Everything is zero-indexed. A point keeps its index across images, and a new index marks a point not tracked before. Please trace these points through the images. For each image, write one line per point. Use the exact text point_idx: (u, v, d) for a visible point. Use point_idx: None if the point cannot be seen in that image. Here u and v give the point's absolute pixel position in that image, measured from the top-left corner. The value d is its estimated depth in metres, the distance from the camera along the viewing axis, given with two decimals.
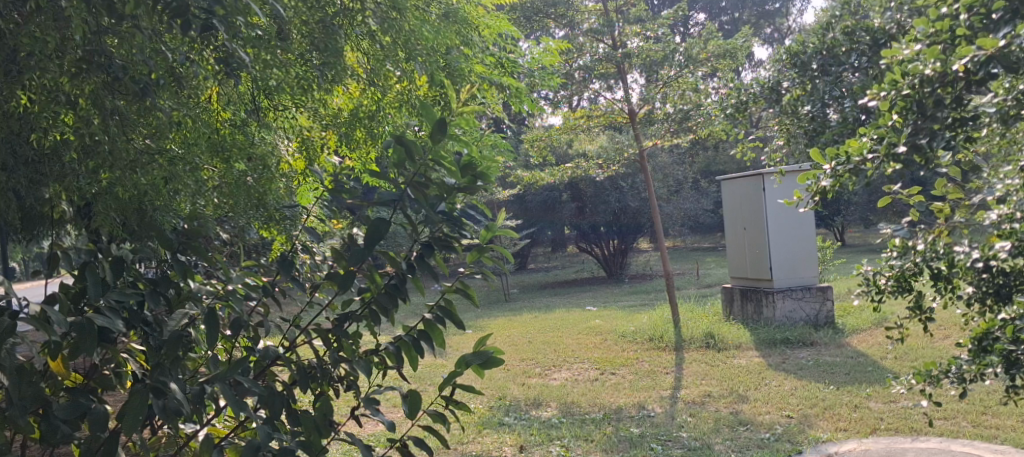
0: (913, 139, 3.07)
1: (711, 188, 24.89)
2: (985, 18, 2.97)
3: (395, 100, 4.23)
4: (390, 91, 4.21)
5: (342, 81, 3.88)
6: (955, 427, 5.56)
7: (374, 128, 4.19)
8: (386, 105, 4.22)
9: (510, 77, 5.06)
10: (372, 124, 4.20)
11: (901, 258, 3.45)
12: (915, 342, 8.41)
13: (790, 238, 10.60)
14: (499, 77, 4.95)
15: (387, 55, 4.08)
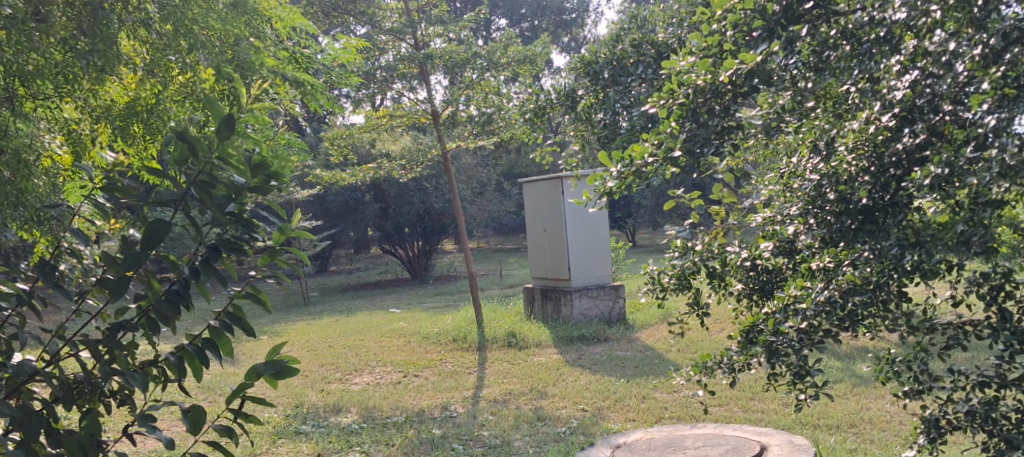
0: (688, 144, 3.38)
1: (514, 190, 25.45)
2: (747, 35, 3.34)
3: (177, 93, 4.20)
4: (172, 84, 4.18)
5: (111, 73, 3.87)
6: (728, 413, 5.97)
7: (152, 122, 4.13)
8: (167, 98, 4.20)
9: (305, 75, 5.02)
10: (150, 118, 4.14)
11: (682, 257, 3.72)
12: (695, 335, 8.99)
13: (586, 239, 11.04)
14: (292, 73, 4.89)
15: (167, 44, 4.08)
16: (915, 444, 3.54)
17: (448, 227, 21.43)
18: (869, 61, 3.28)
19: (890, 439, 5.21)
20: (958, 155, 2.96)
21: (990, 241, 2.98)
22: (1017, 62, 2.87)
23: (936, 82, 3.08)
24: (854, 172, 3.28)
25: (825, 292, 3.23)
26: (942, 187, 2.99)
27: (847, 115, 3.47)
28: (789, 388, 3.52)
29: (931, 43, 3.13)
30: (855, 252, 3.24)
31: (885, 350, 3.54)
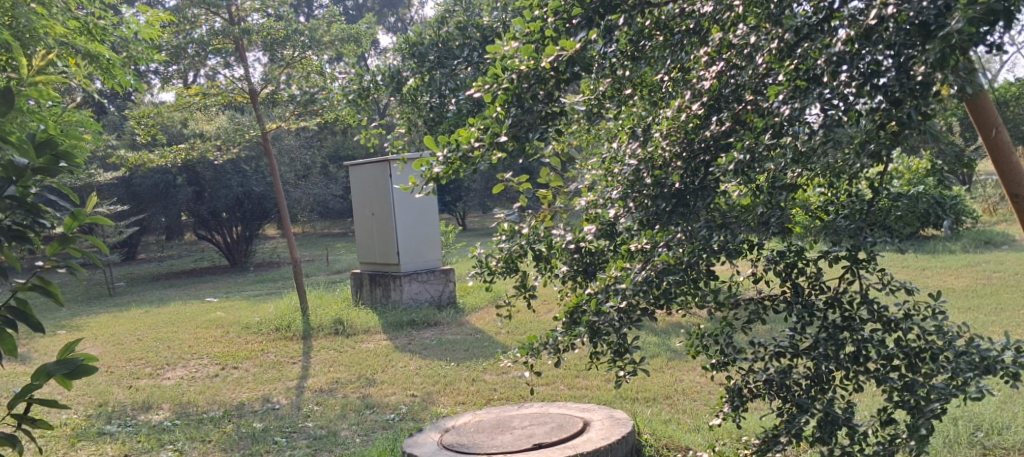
0: (514, 130, 3.40)
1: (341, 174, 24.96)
2: (566, 22, 3.46)
3: None
4: None
5: None
6: (554, 391, 6.10)
7: None
8: None
9: (98, 47, 5.63)
10: None
11: (510, 241, 3.77)
12: (523, 317, 9.14)
13: (416, 223, 10.99)
14: (85, 45, 5.52)
15: None
16: (720, 412, 3.76)
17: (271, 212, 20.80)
18: (680, 51, 3.52)
19: (700, 408, 5.47)
20: (757, 142, 3.19)
21: (785, 222, 3.27)
22: (806, 56, 3.06)
23: (738, 72, 3.32)
24: (668, 158, 3.45)
25: (642, 273, 3.34)
26: (744, 172, 3.22)
27: (662, 102, 3.68)
28: (610, 366, 3.65)
29: (735, 36, 3.34)
30: (669, 234, 3.41)
31: (695, 325, 3.67)
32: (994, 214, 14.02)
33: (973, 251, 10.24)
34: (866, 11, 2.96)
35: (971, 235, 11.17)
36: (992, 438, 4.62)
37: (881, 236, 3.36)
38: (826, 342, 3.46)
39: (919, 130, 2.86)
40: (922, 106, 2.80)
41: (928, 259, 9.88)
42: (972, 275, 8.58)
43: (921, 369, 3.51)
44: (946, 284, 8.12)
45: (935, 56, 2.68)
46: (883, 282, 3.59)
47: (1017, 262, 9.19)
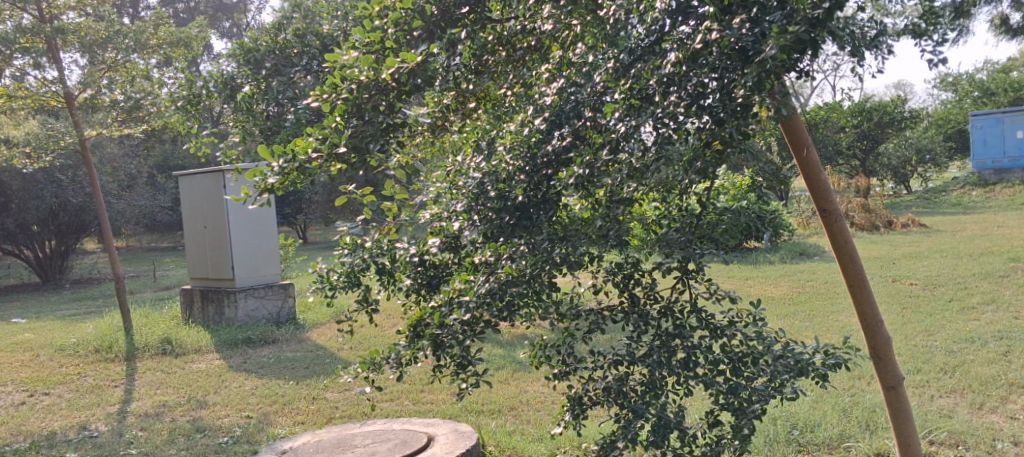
0: (354, 140, 3.30)
1: (168, 185, 23.62)
2: (407, 34, 3.38)
3: None
4: None
5: None
6: (397, 407, 6.02)
7: None
8: None
9: None
10: None
11: (352, 255, 3.64)
12: (366, 332, 8.98)
13: (251, 237, 10.53)
14: None
15: None
16: (561, 420, 3.80)
17: (89, 225, 19.40)
18: (522, 67, 3.67)
19: (545, 418, 5.55)
20: (596, 157, 3.26)
21: (624, 235, 3.37)
22: (639, 76, 3.22)
23: (578, 90, 3.42)
24: (512, 171, 3.48)
25: (486, 285, 3.32)
26: (584, 185, 3.30)
27: (505, 117, 3.68)
28: (452, 379, 3.53)
29: (574, 54, 3.49)
30: (513, 247, 3.40)
31: (537, 336, 3.73)
32: (807, 227, 14.46)
33: (789, 262, 10.95)
34: (693, 35, 3.13)
35: (787, 247, 11.93)
36: (806, 435, 5.05)
37: (709, 248, 3.50)
38: (660, 350, 3.61)
39: (739, 148, 3.08)
40: (741, 126, 3.03)
41: (750, 269, 10.46)
42: (789, 284, 9.19)
43: (744, 373, 3.67)
44: (767, 293, 8.64)
45: (752, 80, 2.90)
46: (710, 292, 3.77)
47: (828, 272, 9.92)
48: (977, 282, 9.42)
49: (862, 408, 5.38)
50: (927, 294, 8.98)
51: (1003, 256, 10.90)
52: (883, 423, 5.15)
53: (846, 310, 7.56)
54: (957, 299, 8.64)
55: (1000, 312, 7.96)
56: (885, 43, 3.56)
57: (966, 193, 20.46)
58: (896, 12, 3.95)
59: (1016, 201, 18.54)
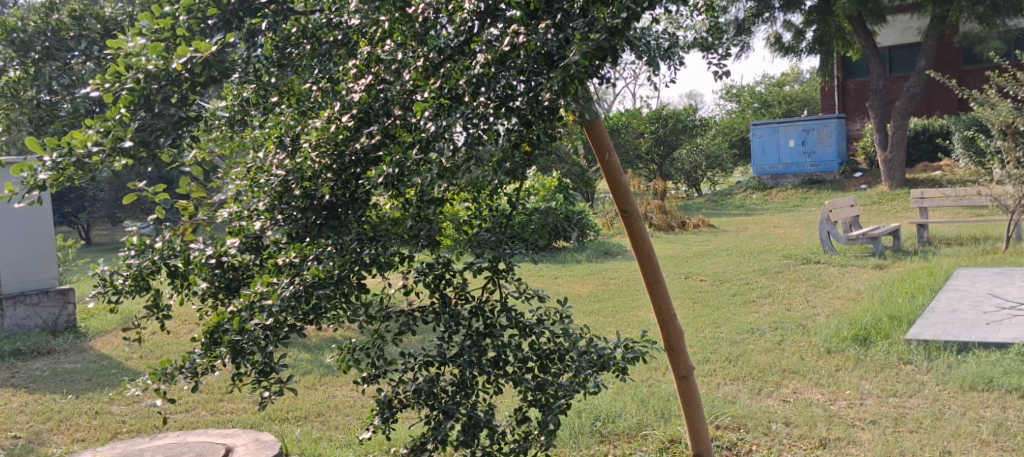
0: (141, 134, 3.08)
1: None
2: (201, 21, 3.24)
3: None
4: None
5: None
6: (193, 418, 5.71)
7: None
8: None
9: None
10: None
11: (139, 256, 3.37)
12: (157, 340, 8.47)
13: (21, 238, 9.65)
14: None
15: None
16: (370, 425, 3.69)
17: None
18: (329, 62, 3.48)
19: (352, 423, 5.43)
20: (406, 157, 3.22)
21: (435, 234, 3.37)
22: (449, 76, 3.16)
23: (387, 87, 3.32)
24: (318, 170, 3.35)
25: (290, 287, 3.17)
26: (394, 185, 3.24)
27: (311, 112, 3.49)
28: (253, 387, 3.35)
29: (382, 51, 3.33)
30: (319, 247, 3.31)
31: (346, 340, 3.62)
32: (610, 227, 15.05)
33: (594, 260, 11.33)
34: (501, 37, 3.12)
35: (592, 246, 12.33)
36: (609, 426, 5.22)
37: (519, 248, 3.56)
38: (470, 349, 3.61)
39: (547, 150, 3.11)
40: (548, 128, 3.07)
41: (557, 268, 10.74)
42: (594, 282, 9.51)
43: (551, 369, 3.73)
44: (573, 291, 8.89)
45: (558, 84, 2.94)
46: (520, 291, 3.79)
47: (629, 270, 10.35)
48: (758, 277, 10.12)
49: (658, 398, 5.63)
50: (715, 289, 9.55)
51: (779, 253, 11.79)
52: (676, 410, 5.42)
53: (646, 306, 7.91)
54: (740, 293, 9.24)
55: (776, 305, 8.59)
56: (676, 55, 3.75)
57: (749, 196, 22.01)
58: (687, 25, 4.14)
59: (790, 203, 20.13)
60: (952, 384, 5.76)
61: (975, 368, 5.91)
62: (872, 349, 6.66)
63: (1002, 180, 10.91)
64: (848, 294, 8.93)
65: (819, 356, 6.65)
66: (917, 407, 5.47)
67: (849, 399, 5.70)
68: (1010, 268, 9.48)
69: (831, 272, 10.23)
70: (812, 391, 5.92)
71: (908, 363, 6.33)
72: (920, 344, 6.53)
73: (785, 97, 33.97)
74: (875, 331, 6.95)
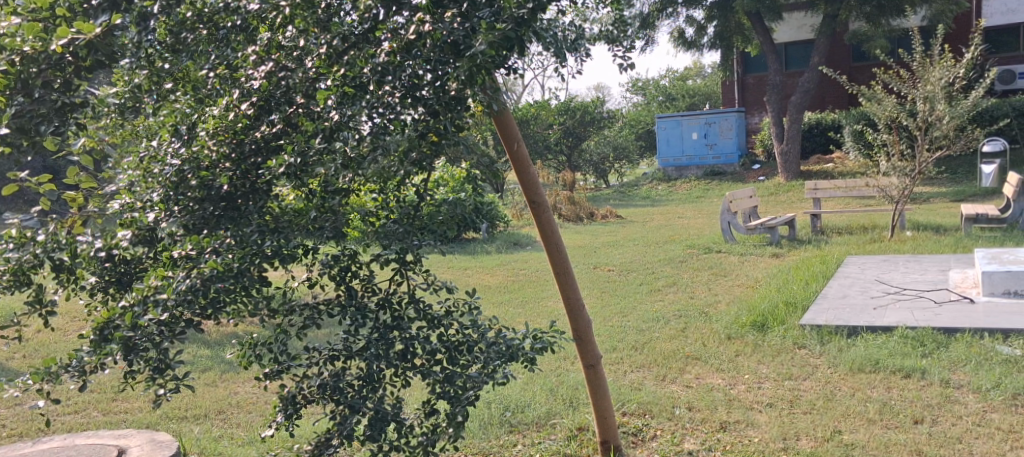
0: (18, 120, 2.91)
1: None
2: (84, 3, 3.04)
3: None
4: None
5: None
6: (83, 420, 5.48)
7: None
8: None
9: None
10: None
11: (19, 249, 3.09)
12: (43, 338, 8.09)
13: None
14: None
15: None
16: (273, 422, 3.61)
17: None
18: (227, 47, 3.33)
19: (255, 420, 5.30)
20: (308, 146, 3.16)
21: (340, 225, 3.31)
22: (353, 64, 3.10)
23: (289, 74, 3.20)
24: (215, 159, 3.26)
25: (186, 281, 3.06)
26: (297, 175, 3.18)
27: (209, 100, 3.40)
28: (147, 385, 3.21)
29: (284, 37, 3.27)
30: (218, 240, 3.18)
31: (247, 334, 3.53)
32: (520, 218, 15.11)
33: (504, 252, 11.35)
34: (407, 25, 3.06)
35: (502, 237, 12.33)
36: (518, 416, 5.22)
37: (427, 239, 3.50)
38: (377, 342, 3.52)
39: (454, 140, 3.12)
40: (455, 117, 3.07)
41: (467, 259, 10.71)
42: (504, 273, 9.52)
43: (460, 361, 3.69)
44: (483, 282, 8.88)
45: (464, 74, 2.97)
46: (428, 283, 3.75)
47: (538, 260, 10.39)
48: (663, 267, 10.28)
49: (567, 387, 5.66)
50: (622, 279, 9.66)
51: (683, 243, 12.02)
52: (584, 399, 5.45)
53: (555, 296, 7.95)
54: (646, 282, 9.37)
55: (680, 293, 8.76)
56: (582, 47, 3.77)
57: (655, 187, 22.40)
58: (595, 17, 4.16)
59: (694, 194, 20.56)
60: (842, 367, 5.97)
61: (863, 351, 6.13)
62: (769, 334, 6.84)
63: (888, 172, 11.35)
64: (747, 282, 9.16)
65: (720, 342, 6.80)
66: (810, 389, 5.64)
67: (748, 383, 5.85)
68: (896, 255, 9.88)
69: (731, 261, 10.49)
70: (713, 376, 6.05)
71: (802, 347, 6.53)
72: (813, 329, 6.74)
73: (688, 91, 34.76)
74: (771, 317, 7.15)
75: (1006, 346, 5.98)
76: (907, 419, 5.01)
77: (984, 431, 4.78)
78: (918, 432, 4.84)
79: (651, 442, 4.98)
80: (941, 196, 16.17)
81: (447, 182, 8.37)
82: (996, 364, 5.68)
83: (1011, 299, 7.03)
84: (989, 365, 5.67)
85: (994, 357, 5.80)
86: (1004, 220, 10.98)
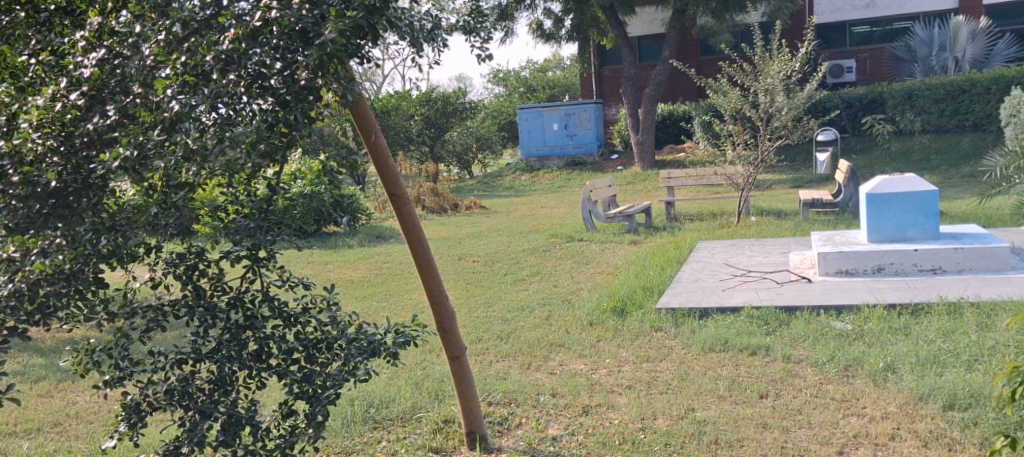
0: None
1: None
2: None
3: None
4: None
5: None
6: None
7: None
8: None
9: None
10: None
11: None
12: None
13: None
14: None
15: None
16: (116, 431, 3.41)
17: None
18: (49, 31, 3.14)
19: (96, 431, 5.01)
20: (147, 137, 2.95)
21: (186, 221, 3.14)
22: (194, 51, 2.94)
23: (124, 62, 3.01)
24: (40, 153, 3.02)
25: (10, 285, 2.96)
26: (135, 169, 2.94)
27: (31, 89, 3.11)
28: None
29: (117, 23, 3.05)
30: (46, 239, 3.01)
31: (83, 341, 3.31)
32: (383, 211, 14.93)
33: (366, 245, 11.16)
34: (253, 12, 2.96)
35: (363, 231, 12.13)
36: (382, 411, 5.14)
37: (282, 234, 3.37)
38: (229, 344, 3.39)
39: (307, 131, 2.98)
40: (305, 108, 2.94)
41: (328, 254, 10.48)
42: (367, 267, 9.36)
43: (318, 359, 3.57)
44: (343, 277, 8.69)
45: (315, 62, 2.87)
46: (284, 279, 3.59)
47: (402, 253, 10.27)
48: (526, 257, 10.34)
49: (432, 380, 5.61)
50: (487, 269, 9.67)
51: (546, 233, 12.14)
52: (449, 391, 5.42)
53: (417, 289, 7.87)
54: (509, 272, 9.41)
55: (544, 282, 8.83)
56: (439, 37, 3.73)
57: (517, 178, 22.56)
58: (452, 8, 4.13)
59: (556, 184, 20.83)
60: (695, 347, 6.15)
61: (715, 331, 6.34)
62: (628, 319, 6.98)
63: (734, 161, 11.80)
64: (608, 269, 9.34)
65: (582, 329, 6.89)
66: (666, 370, 5.79)
67: (608, 367, 5.95)
68: (743, 239, 10.29)
69: (592, 249, 10.67)
70: (576, 362, 6.13)
71: (659, 330, 6.68)
72: (668, 312, 6.95)
73: (547, 82, 35.19)
74: (630, 303, 7.30)
75: (840, 322, 6.32)
76: (753, 394, 5.21)
77: (822, 401, 5.02)
78: (763, 406, 5.04)
79: (516, 429, 4.99)
80: (783, 183, 16.99)
81: (304, 176, 8.14)
82: (831, 339, 5.99)
83: (844, 278, 7.43)
84: (825, 340, 5.97)
85: (830, 332, 6.11)
86: (838, 204, 11.58)
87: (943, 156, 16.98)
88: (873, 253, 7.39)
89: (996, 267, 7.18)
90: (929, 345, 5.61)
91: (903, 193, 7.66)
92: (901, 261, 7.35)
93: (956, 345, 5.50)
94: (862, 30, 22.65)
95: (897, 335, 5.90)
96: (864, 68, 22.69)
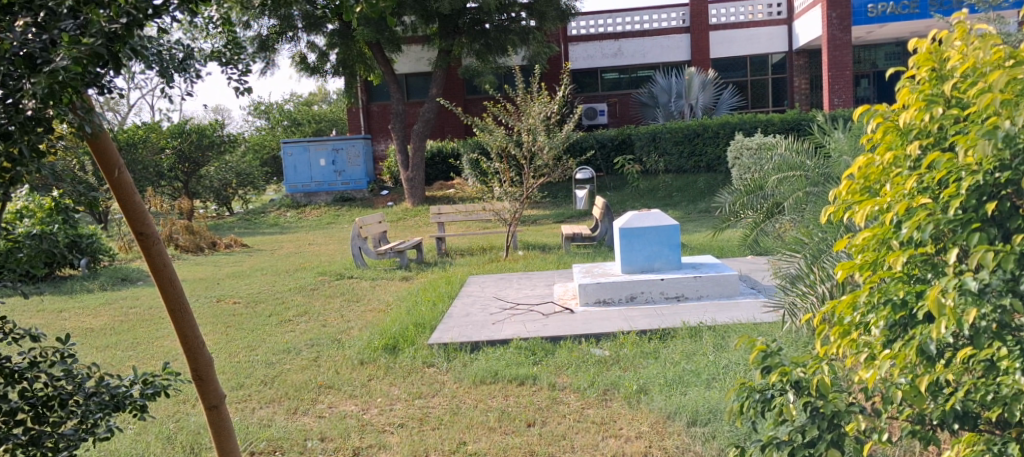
0: None
1: None
2: None
3: None
4: None
5: None
6: None
7: None
8: None
9: None
10: None
11: None
12: None
13: None
14: None
15: None
16: None
17: None
18: None
19: None
20: None
21: None
22: None
23: None
24: None
25: None
26: None
27: None
28: None
29: None
30: None
31: None
32: (128, 252, 14.06)
33: (109, 289, 10.39)
34: None
35: (106, 273, 11.31)
36: None
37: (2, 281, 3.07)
38: None
39: (34, 167, 2.74)
40: (32, 141, 2.68)
41: (67, 299, 9.69)
42: (110, 313, 8.69)
43: (49, 419, 3.25)
44: (82, 325, 8.04)
45: (42, 91, 2.58)
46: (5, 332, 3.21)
47: (151, 296, 9.66)
48: (292, 296, 10.04)
49: (187, 432, 5.29)
50: (248, 311, 9.28)
51: (313, 271, 11.85)
52: (205, 443, 5.12)
53: (169, 335, 7.42)
54: (275, 313, 9.08)
55: (311, 322, 8.59)
56: (192, 67, 3.54)
57: (282, 215, 21.98)
58: (202, 37, 3.94)
59: (322, 221, 20.47)
60: (466, 380, 6.20)
61: (484, 364, 6.43)
62: (400, 356, 6.92)
63: (501, 197, 12.06)
64: (378, 306, 9.23)
65: (352, 368, 6.75)
66: (439, 406, 5.78)
67: (380, 406, 5.86)
68: (511, 273, 10.55)
69: (362, 286, 10.54)
70: (346, 403, 5.98)
71: (431, 366, 6.68)
72: (439, 347, 6.98)
73: (313, 116, 34.54)
74: (401, 340, 7.26)
75: (598, 349, 6.60)
76: (521, 423, 5.31)
77: (583, 426, 5.20)
78: (531, 434, 5.14)
79: None
80: (547, 218, 17.64)
81: (34, 215, 7.49)
82: (591, 365, 6.24)
83: (601, 307, 7.76)
84: (586, 367, 6.21)
85: (590, 359, 6.36)
86: (596, 238, 12.12)
87: (685, 193, 18.35)
88: (627, 283, 7.80)
89: (729, 293, 7.81)
90: (674, 366, 5.98)
91: (651, 227, 8.13)
92: (650, 290, 7.81)
93: (698, 366, 5.91)
94: (612, 76, 24.04)
95: (648, 359, 6.25)
96: (614, 112, 24.11)
